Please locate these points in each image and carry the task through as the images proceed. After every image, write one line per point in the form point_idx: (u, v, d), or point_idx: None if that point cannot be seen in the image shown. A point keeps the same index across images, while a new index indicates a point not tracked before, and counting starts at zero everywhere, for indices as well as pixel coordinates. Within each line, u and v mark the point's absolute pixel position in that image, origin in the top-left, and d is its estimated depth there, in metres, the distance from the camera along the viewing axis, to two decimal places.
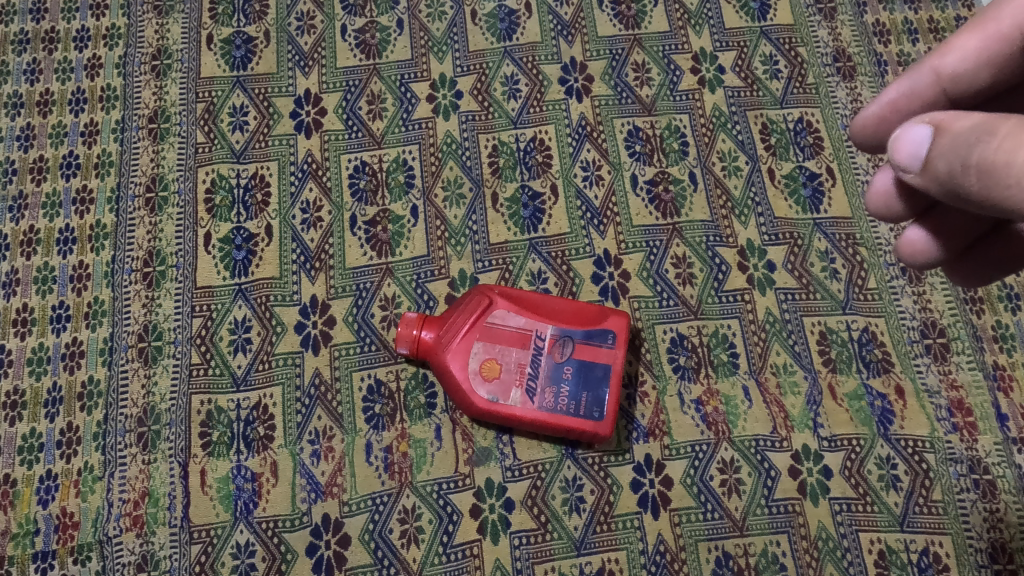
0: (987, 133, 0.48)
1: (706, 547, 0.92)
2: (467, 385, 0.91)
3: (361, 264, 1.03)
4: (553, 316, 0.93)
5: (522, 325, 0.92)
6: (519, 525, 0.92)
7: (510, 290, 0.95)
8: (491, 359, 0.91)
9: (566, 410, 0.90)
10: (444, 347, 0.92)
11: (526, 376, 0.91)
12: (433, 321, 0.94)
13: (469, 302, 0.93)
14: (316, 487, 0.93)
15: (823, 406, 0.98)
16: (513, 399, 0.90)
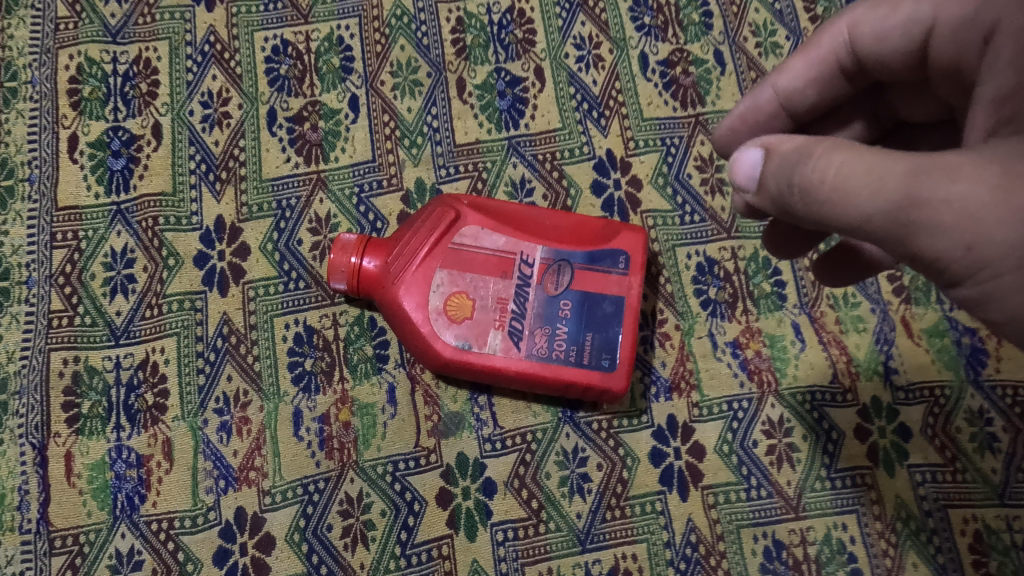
0: (799, 155, 0.43)
1: (752, 536, 0.70)
2: (427, 329, 0.66)
3: (283, 174, 0.77)
4: (543, 234, 0.68)
5: (503, 247, 0.67)
6: (503, 515, 0.69)
7: (483, 201, 0.70)
8: (460, 293, 0.66)
9: (565, 360, 0.66)
10: (394, 278, 0.67)
11: (509, 313, 0.66)
12: (379, 242, 0.68)
13: (426, 216, 0.68)
14: (225, 473, 0.69)
15: (896, 346, 0.75)
16: (491, 346, 0.66)
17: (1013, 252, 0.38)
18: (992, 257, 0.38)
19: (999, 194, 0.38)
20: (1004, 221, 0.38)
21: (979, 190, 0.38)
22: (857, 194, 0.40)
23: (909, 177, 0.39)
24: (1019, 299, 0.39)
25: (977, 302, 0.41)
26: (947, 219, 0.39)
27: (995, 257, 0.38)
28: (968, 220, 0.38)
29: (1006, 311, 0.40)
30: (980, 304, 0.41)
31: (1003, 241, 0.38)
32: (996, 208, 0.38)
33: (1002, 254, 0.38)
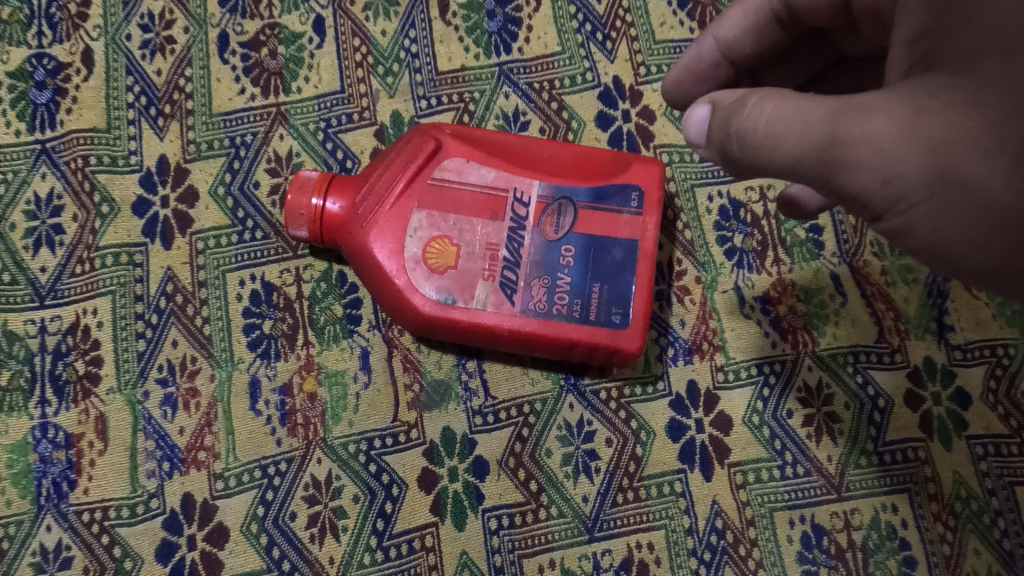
0: (731, 108, 0.40)
1: (787, 520, 0.60)
2: (404, 281, 0.55)
3: (237, 108, 0.66)
4: (540, 167, 0.58)
5: (492, 183, 0.57)
6: (496, 500, 0.59)
7: (469, 131, 0.59)
8: (442, 238, 0.55)
9: (568, 315, 0.55)
10: (364, 221, 0.56)
11: (500, 260, 0.55)
12: (345, 179, 0.57)
13: (399, 147, 0.57)
14: (171, 454, 0.59)
15: (952, 300, 0.64)
16: (481, 300, 0.55)
17: (928, 181, 0.35)
18: (909, 189, 0.36)
19: (914, 123, 0.35)
20: (918, 150, 0.35)
21: (893, 124, 0.35)
22: (780, 138, 0.37)
23: (829, 116, 0.36)
24: (939, 228, 0.36)
25: (900, 236, 0.38)
26: (866, 156, 0.36)
27: (913, 187, 0.36)
28: (885, 154, 0.35)
29: (931, 242, 0.37)
30: (902, 237, 0.38)
31: (919, 171, 0.35)
32: (910, 138, 0.35)
33: (916, 185, 0.36)
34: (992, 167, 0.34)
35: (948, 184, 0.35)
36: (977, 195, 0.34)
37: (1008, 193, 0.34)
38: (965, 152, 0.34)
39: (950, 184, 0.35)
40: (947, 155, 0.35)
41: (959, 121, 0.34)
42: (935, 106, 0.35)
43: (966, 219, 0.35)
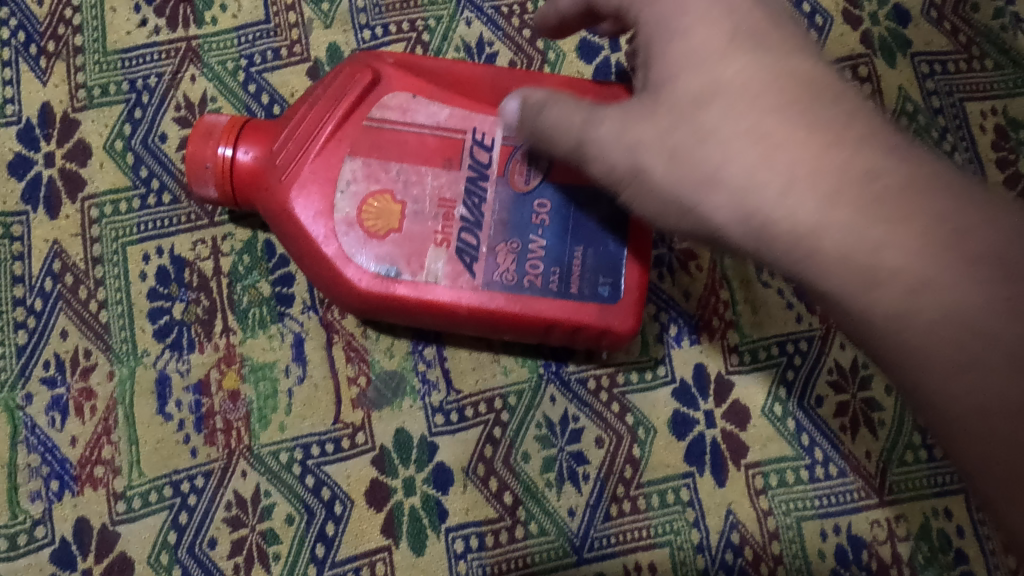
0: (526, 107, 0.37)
1: (818, 532, 0.49)
2: (335, 249, 0.43)
3: (137, 44, 0.53)
4: (506, 103, 0.46)
5: (446, 123, 0.45)
6: (463, 516, 0.48)
7: (417, 59, 0.47)
8: (383, 194, 0.44)
9: (543, 288, 0.43)
10: (282, 175, 0.44)
11: (456, 220, 0.44)
12: (260, 122, 0.46)
13: (325, 80, 0.45)
14: (60, 470, 0.48)
15: None
16: (432, 272, 0.43)
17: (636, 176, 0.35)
18: (618, 184, 0.35)
19: (626, 129, 0.34)
20: (624, 151, 0.34)
21: (612, 127, 0.35)
22: (552, 138, 0.36)
23: (579, 119, 0.35)
24: (651, 212, 0.35)
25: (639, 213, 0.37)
26: (594, 158, 0.35)
27: (624, 180, 0.35)
28: (609, 152, 0.35)
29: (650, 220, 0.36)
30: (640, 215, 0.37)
31: (624, 166, 0.35)
32: (623, 143, 0.34)
33: (626, 178, 0.35)
34: (666, 166, 0.34)
35: (640, 183, 0.35)
36: (660, 193, 0.34)
37: (681, 190, 0.33)
38: (653, 150, 0.34)
39: (644, 183, 0.34)
40: (640, 156, 0.34)
41: (653, 127, 0.34)
42: (642, 111, 0.34)
43: (659, 209, 0.35)
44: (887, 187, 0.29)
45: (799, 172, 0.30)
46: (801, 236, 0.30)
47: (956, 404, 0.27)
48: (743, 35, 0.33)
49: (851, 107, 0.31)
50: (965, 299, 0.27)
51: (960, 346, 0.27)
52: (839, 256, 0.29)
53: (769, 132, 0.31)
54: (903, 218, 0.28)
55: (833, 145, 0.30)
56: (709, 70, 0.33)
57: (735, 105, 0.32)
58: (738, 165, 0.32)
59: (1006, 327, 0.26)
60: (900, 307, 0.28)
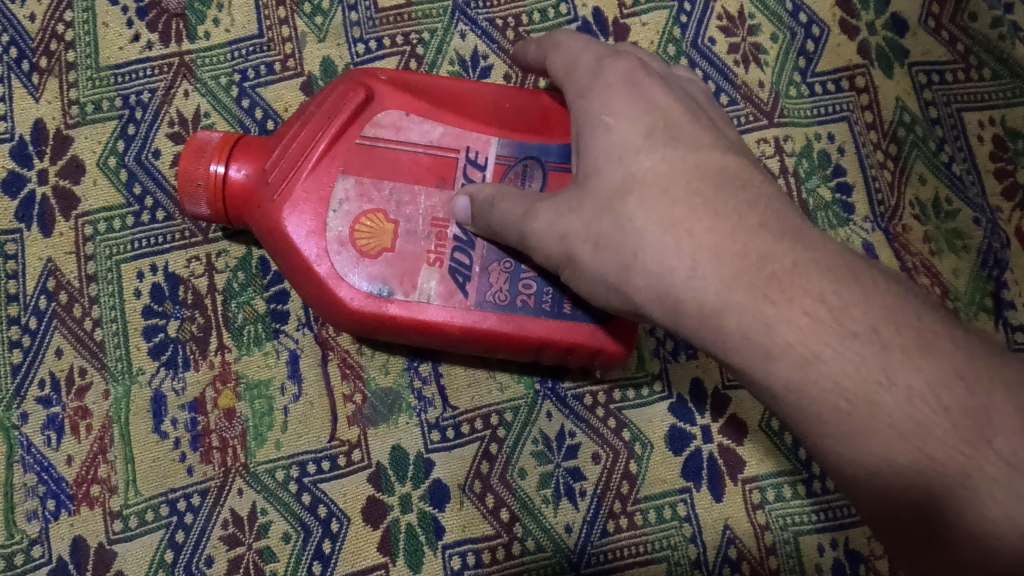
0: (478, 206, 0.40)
1: (816, 546, 0.49)
2: (327, 270, 0.43)
3: (130, 59, 0.53)
4: (500, 121, 0.45)
5: (439, 141, 0.45)
6: (460, 533, 0.48)
7: (412, 76, 0.46)
8: (376, 213, 0.43)
9: (537, 308, 0.43)
10: (274, 194, 0.43)
11: (449, 240, 0.43)
12: (255, 140, 0.45)
13: (319, 98, 0.45)
14: (56, 490, 0.48)
15: (1011, 271, 0.53)
16: (424, 291, 0.43)
17: (570, 263, 0.36)
18: (557, 269, 0.37)
19: (558, 219, 0.36)
20: (556, 241, 0.36)
21: (546, 219, 0.36)
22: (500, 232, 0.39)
23: (519, 216, 0.37)
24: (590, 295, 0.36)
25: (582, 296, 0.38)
26: (534, 249, 0.37)
27: (561, 265, 0.36)
28: (546, 243, 0.36)
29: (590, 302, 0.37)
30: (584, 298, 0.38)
31: (558, 254, 0.36)
32: (556, 232, 0.36)
33: (563, 266, 0.36)
34: (594, 255, 0.35)
35: (572, 269, 0.36)
36: (590, 279, 0.35)
37: (610, 275, 0.34)
38: (581, 239, 0.35)
39: (576, 270, 0.36)
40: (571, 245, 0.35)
41: (581, 219, 0.35)
42: (572, 203, 0.36)
43: (592, 291, 0.36)
44: (779, 270, 0.30)
45: (704, 255, 0.32)
46: (708, 314, 0.31)
47: (850, 466, 0.29)
48: (659, 129, 0.35)
49: (755, 194, 0.32)
50: (847, 373, 0.29)
51: (847, 415, 0.29)
52: (744, 335, 0.30)
53: (680, 224, 0.32)
54: (796, 301, 0.30)
55: (742, 229, 0.31)
56: (625, 164, 0.34)
57: (651, 194, 0.33)
58: (652, 247, 0.33)
59: (884, 398, 0.28)
60: (794, 380, 0.30)
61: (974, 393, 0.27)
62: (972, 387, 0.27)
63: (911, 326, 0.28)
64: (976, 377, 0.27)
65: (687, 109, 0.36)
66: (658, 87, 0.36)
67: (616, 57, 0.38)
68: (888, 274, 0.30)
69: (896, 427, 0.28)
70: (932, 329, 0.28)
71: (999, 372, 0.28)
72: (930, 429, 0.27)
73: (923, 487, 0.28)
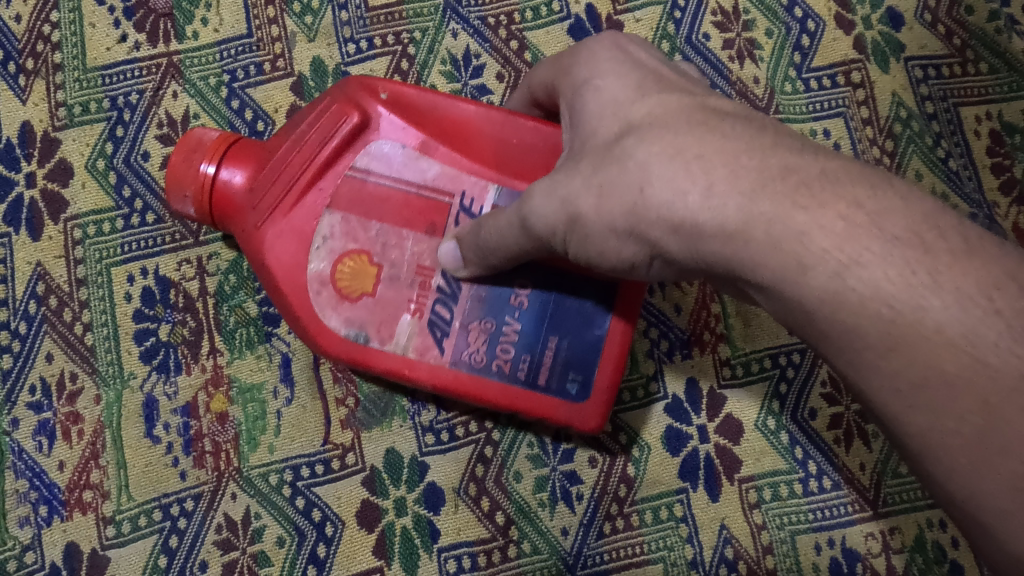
0: (468, 237, 0.38)
1: (812, 545, 0.49)
2: (303, 301, 0.42)
3: (117, 60, 0.53)
4: (500, 162, 0.42)
5: (434, 181, 0.42)
6: (456, 535, 0.48)
7: (410, 94, 0.42)
8: (359, 254, 0.41)
9: (512, 376, 0.41)
10: (255, 215, 0.42)
11: (432, 291, 0.41)
12: (251, 147, 0.44)
13: (314, 118, 0.42)
14: (49, 496, 0.47)
15: None
16: (400, 340, 0.41)
17: (576, 220, 0.31)
18: (562, 234, 0.33)
19: (555, 185, 0.32)
20: (555, 202, 0.32)
21: (542, 185, 0.33)
22: (496, 234, 0.35)
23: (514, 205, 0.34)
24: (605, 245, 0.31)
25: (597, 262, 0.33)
26: (533, 215, 0.33)
27: (566, 225, 0.32)
28: (546, 204, 0.32)
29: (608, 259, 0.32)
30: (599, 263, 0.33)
31: (561, 213, 0.32)
32: (555, 197, 0.32)
33: (570, 226, 0.32)
34: (601, 203, 0.30)
35: (580, 230, 0.32)
36: (601, 231, 0.31)
37: (621, 221, 0.30)
38: (583, 194, 0.31)
39: (584, 228, 0.31)
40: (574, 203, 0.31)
41: (581, 176, 0.31)
42: (570, 168, 0.32)
43: (608, 243, 0.31)
44: (805, 176, 0.26)
45: (718, 171, 0.27)
46: (732, 236, 0.27)
47: (882, 384, 0.25)
48: (649, 82, 0.33)
49: (760, 121, 0.29)
50: (889, 277, 0.24)
51: (887, 324, 0.24)
52: (769, 249, 0.26)
53: (686, 145, 0.28)
54: (827, 205, 0.25)
55: (749, 150, 0.27)
56: (621, 114, 0.32)
57: (650, 130, 0.29)
58: (658, 173, 0.28)
59: (931, 303, 0.23)
60: (830, 295, 0.25)
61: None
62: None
63: (949, 228, 0.24)
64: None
65: (675, 72, 0.34)
66: (642, 58, 0.35)
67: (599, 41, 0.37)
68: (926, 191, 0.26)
69: (945, 333, 0.23)
70: (977, 235, 0.24)
71: None
72: (982, 335, 0.23)
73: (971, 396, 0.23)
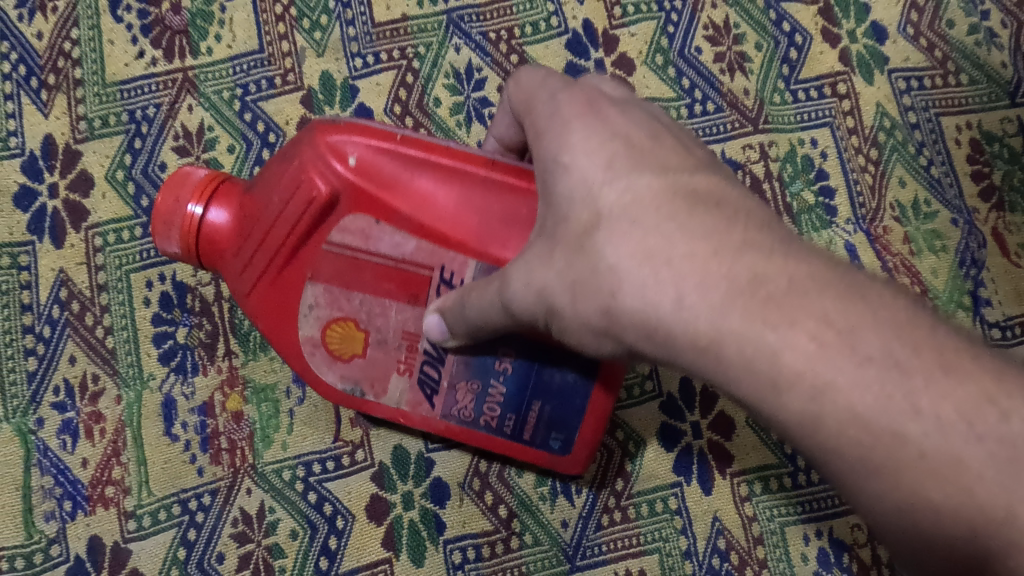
0: (447, 313, 0.36)
1: (801, 536, 0.51)
2: (296, 356, 0.41)
3: (135, 75, 0.55)
4: (475, 232, 0.37)
5: (412, 255, 0.38)
6: (461, 528, 0.50)
7: (382, 160, 0.37)
8: (346, 321, 0.40)
9: (498, 428, 0.41)
10: (239, 275, 0.40)
11: (418, 354, 0.40)
12: (231, 199, 0.40)
13: (284, 190, 0.38)
14: (72, 492, 0.50)
15: (988, 269, 0.55)
16: (392, 396, 0.41)
17: (554, 316, 0.32)
18: (541, 322, 0.33)
19: (531, 275, 0.32)
20: (533, 297, 0.32)
21: (518, 275, 0.32)
22: (479, 319, 0.34)
23: (493, 287, 0.34)
24: (584, 340, 0.32)
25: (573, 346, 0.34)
26: (513, 307, 0.33)
27: (545, 315, 0.32)
28: (526, 299, 0.32)
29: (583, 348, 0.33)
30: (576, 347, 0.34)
31: (540, 308, 0.32)
32: (532, 289, 0.32)
33: (548, 318, 0.32)
34: (577, 305, 0.31)
35: (557, 321, 0.32)
36: (578, 326, 0.31)
37: (597, 321, 0.30)
38: (558, 291, 0.31)
39: (561, 322, 0.32)
40: (551, 299, 0.31)
41: (556, 270, 0.31)
42: (543, 255, 0.32)
43: (584, 337, 0.32)
44: (774, 292, 0.26)
45: (688, 281, 0.27)
46: (703, 346, 0.27)
47: (877, 497, 0.26)
48: (621, 156, 0.31)
49: (732, 211, 0.29)
50: (865, 402, 0.25)
51: (872, 450, 0.25)
52: (742, 365, 0.26)
53: (658, 254, 0.28)
54: (796, 324, 0.25)
55: (716, 254, 0.27)
56: (591, 197, 0.31)
57: (619, 227, 0.29)
58: (631, 281, 0.29)
59: (911, 430, 0.24)
60: (808, 415, 0.26)
61: (1009, 420, 0.24)
62: (1007, 413, 0.24)
63: (922, 344, 0.25)
64: (1009, 401, 0.24)
65: (648, 132, 0.32)
66: (616, 111, 0.33)
67: (570, 90, 0.34)
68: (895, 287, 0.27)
69: (927, 456, 0.24)
70: (951, 347, 0.25)
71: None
72: (968, 459, 0.24)
73: (961, 518, 0.24)
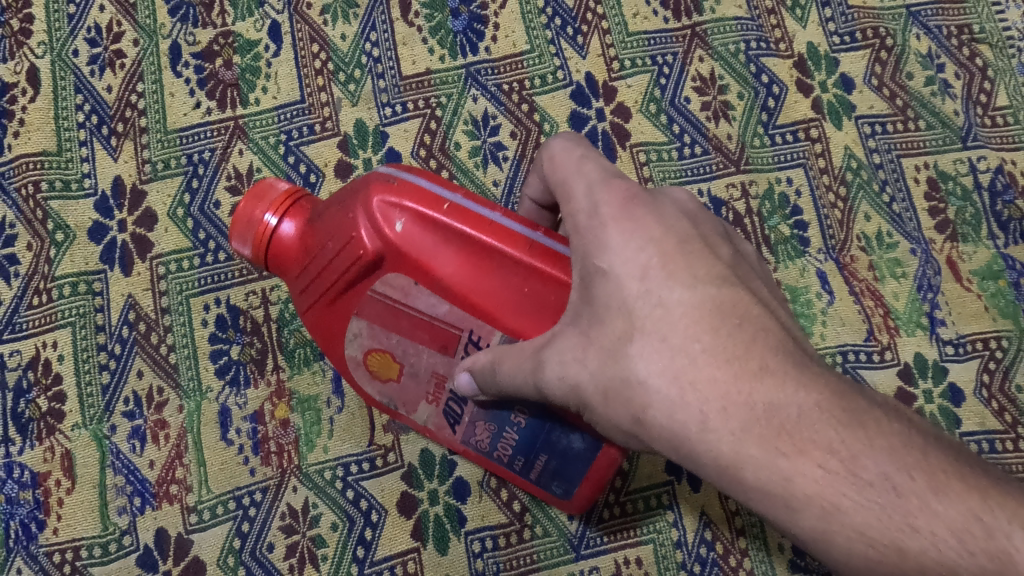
0: (478, 376, 0.42)
1: (778, 528, 0.59)
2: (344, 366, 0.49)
3: (192, 123, 0.63)
4: (499, 304, 0.42)
5: (444, 315, 0.43)
6: (480, 521, 0.58)
7: (425, 230, 0.42)
8: (385, 354, 0.47)
9: (509, 463, 0.49)
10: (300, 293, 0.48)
11: (445, 391, 0.47)
12: (298, 223, 0.46)
13: (339, 240, 0.44)
14: (141, 489, 0.57)
15: (943, 293, 0.62)
16: (420, 415, 0.49)
17: (588, 410, 0.38)
18: (574, 407, 0.39)
19: (567, 370, 0.38)
20: (566, 386, 0.38)
21: (554, 367, 0.38)
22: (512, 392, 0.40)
23: (527, 368, 0.39)
24: (615, 434, 0.38)
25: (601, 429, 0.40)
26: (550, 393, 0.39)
27: (578, 403, 0.38)
28: (563, 391, 0.38)
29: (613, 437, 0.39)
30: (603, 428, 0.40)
31: (572, 396, 0.38)
32: (567, 384, 0.38)
33: (582, 407, 0.38)
34: (613, 410, 0.37)
35: (588, 412, 0.38)
36: (607, 422, 0.38)
37: (628, 423, 0.37)
38: (591, 389, 0.37)
39: (592, 414, 0.38)
40: (585, 395, 0.38)
41: (590, 370, 0.37)
42: (576, 348, 0.38)
43: (614, 433, 0.38)
44: (785, 424, 0.32)
45: (712, 407, 0.34)
46: (724, 467, 0.34)
47: None
48: (654, 269, 0.36)
49: (752, 332, 0.34)
50: (870, 522, 0.31)
51: (878, 563, 0.31)
52: (757, 488, 0.33)
53: (688, 379, 0.34)
54: (806, 456, 0.32)
55: (741, 380, 0.33)
56: (627, 310, 0.36)
57: (651, 343, 0.35)
58: (661, 400, 0.35)
59: (910, 545, 0.30)
60: (819, 531, 0.32)
61: (992, 536, 0.29)
62: (992, 530, 0.29)
63: (917, 468, 0.31)
64: (993, 518, 0.30)
65: (679, 239, 0.37)
66: (650, 217, 0.38)
67: (607, 185, 0.39)
68: (889, 410, 0.33)
69: (926, 569, 0.30)
70: (941, 470, 0.31)
71: (1009, 497, 0.30)
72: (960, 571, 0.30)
73: None
